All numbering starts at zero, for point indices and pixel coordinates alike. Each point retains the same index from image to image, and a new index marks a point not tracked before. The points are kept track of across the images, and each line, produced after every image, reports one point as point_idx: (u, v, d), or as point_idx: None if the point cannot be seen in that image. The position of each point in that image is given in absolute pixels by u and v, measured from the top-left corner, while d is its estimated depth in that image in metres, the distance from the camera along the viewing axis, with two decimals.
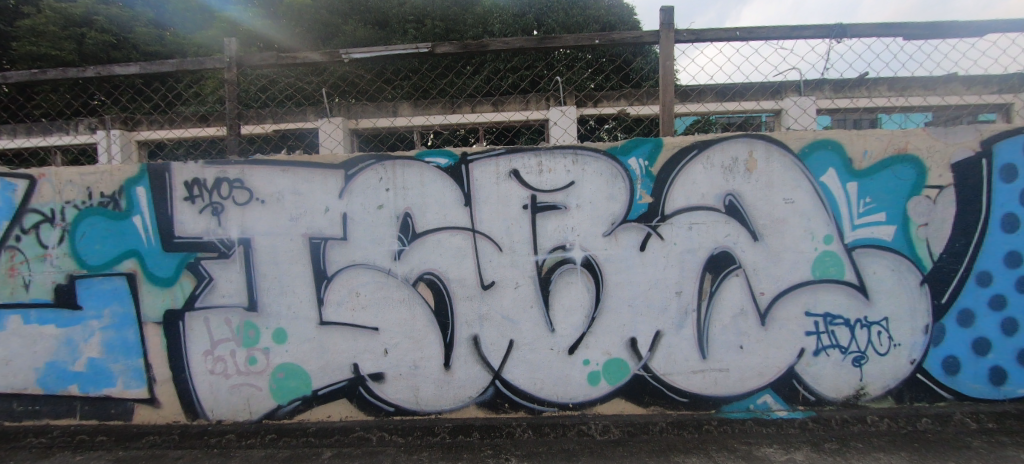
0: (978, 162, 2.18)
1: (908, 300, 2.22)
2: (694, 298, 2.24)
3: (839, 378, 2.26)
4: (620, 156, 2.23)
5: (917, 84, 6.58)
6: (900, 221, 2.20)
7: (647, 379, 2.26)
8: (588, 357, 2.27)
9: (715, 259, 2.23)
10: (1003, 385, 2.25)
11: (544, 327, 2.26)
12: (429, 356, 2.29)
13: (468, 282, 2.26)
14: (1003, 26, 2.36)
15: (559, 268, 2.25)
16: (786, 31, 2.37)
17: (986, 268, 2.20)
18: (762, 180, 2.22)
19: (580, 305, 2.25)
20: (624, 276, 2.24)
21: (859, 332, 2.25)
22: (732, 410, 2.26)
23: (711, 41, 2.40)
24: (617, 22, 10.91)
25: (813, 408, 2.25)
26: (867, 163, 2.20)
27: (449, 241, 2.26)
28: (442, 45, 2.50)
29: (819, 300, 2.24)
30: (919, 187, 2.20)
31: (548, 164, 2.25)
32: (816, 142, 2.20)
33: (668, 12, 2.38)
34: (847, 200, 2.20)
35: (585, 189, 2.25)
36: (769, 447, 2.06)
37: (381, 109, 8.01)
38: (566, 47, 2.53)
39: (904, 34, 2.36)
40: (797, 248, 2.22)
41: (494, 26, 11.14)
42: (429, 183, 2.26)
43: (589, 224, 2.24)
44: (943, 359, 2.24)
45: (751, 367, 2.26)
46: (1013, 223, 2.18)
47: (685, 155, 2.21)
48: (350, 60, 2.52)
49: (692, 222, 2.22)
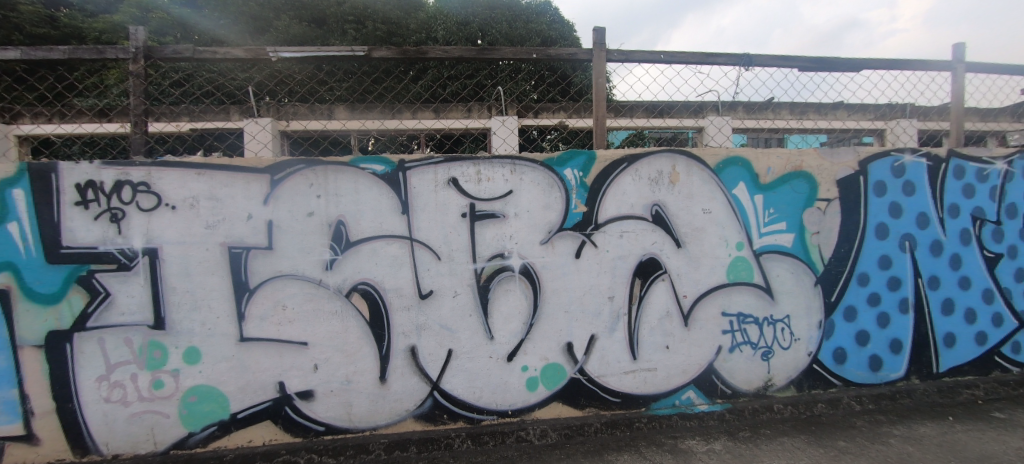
0: (857, 179, 2.53)
1: (805, 299, 2.51)
2: (625, 302, 2.37)
3: (751, 372, 2.49)
4: (557, 167, 2.31)
5: (812, 110, 7.49)
6: (797, 229, 2.49)
7: (583, 382, 2.34)
8: (526, 363, 2.30)
9: (644, 265, 2.37)
10: (880, 371, 2.60)
11: (483, 335, 2.26)
12: (364, 370, 2.19)
13: (405, 291, 2.20)
14: (875, 65, 2.77)
15: (497, 276, 2.27)
16: (704, 57, 2.60)
17: (865, 270, 2.55)
18: (684, 192, 2.41)
19: (518, 312, 2.28)
20: (561, 283, 2.31)
21: (767, 329, 2.50)
22: (660, 407, 2.40)
23: (639, 62, 2.57)
24: (558, 38, 11.30)
25: (729, 400, 2.46)
26: (770, 177, 2.46)
27: (385, 249, 2.20)
28: (379, 50, 2.44)
29: (733, 301, 2.46)
30: (812, 200, 2.50)
31: (486, 173, 2.27)
32: (728, 159, 2.43)
33: (600, 32, 2.52)
34: (755, 211, 2.45)
35: (523, 198, 2.29)
36: (693, 439, 2.21)
37: (315, 112, 7.61)
38: (505, 59, 2.59)
39: (799, 66, 2.69)
40: (714, 254, 2.43)
41: (437, 33, 11.04)
42: (364, 190, 2.18)
43: (527, 232, 2.29)
44: (834, 350, 2.55)
45: (676, 365, 2.42)
46: (884, 231, 2.55)
47: (616, 168, 2.34)
48: (278, 59, 2.38)
49: (622, 230, 2.35)
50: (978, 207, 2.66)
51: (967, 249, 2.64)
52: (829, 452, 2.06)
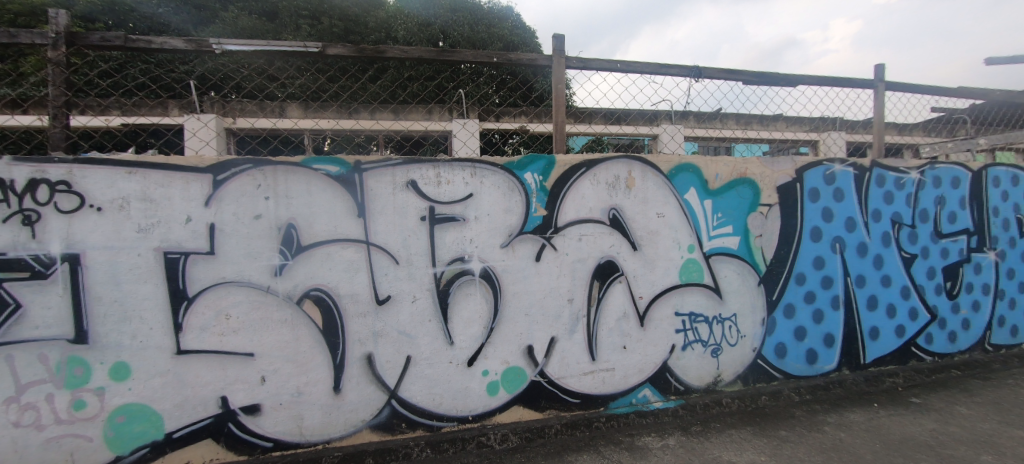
0: (794, 186, 2.73)
1: (750, 298, 2.67)
2: (584, 304, 2.41)
3: (701, 368, 2.61)
4: (517, 171, 2.32)
5: (754, 121, 8.01)
6: (742, 232, 2.64)
7: (543, 384, 2.36)
8: (487, 368, 2.28)
9: (602, 268, 2.43)
10: (816, 364, 2.80)
11: (443, 340, 2.22)
12: (316, 380, 2.09)
13: (362, 297, 2.13)
14: (810, 81, 3.00)
15: (457, 280, 2.24)
16: (657, 68, 2.72)
17: (802, 270, 2.74)
18: (640, 197, 2.49)
19: (479, 316, 2.26)
20: (521, 286, 2.31)
21: (716, 327, 2.63)
22: (617, 406, 2.46)
23: (597, 70, 2.64)
24: (519, 44, 11.40)
25: (682, 396, 2.57)
26: (718, 183, 2.60)
27: (341, 254, 2.11)
28: (334, 47, 2.35)
29: (685, 301, 2.57)
30: (756, 205, 2.66)
31: (446, 176, 2.24)
32: (680, 165, 2.55)
33: (560, 39, 2.57)
34: (704, 215, 2.58)
35: (483, 201, 2.28)
36: (648, 436, 2.28)
37: (264, 109, 7.20)
38: (465, 62, 2.58)
39: (744, 79, 2.87)
40: (668, 256, 2.53)
41: (398, 33, 10.81)
42: (317, 192, 2.09)
43: (488, 236, 2.28)
44: (775, 345, 2.73)
45: (633, 364, 2.49)
46: (818, 234, 2.77)
47: (575, 172, 2.38)
48: (222, 52, 2.22)
49: (581, 234, 2.40)
50: (896, 212, 2.94)
51: (888, 250, 2.91)
52: (772, 442, 2.19)
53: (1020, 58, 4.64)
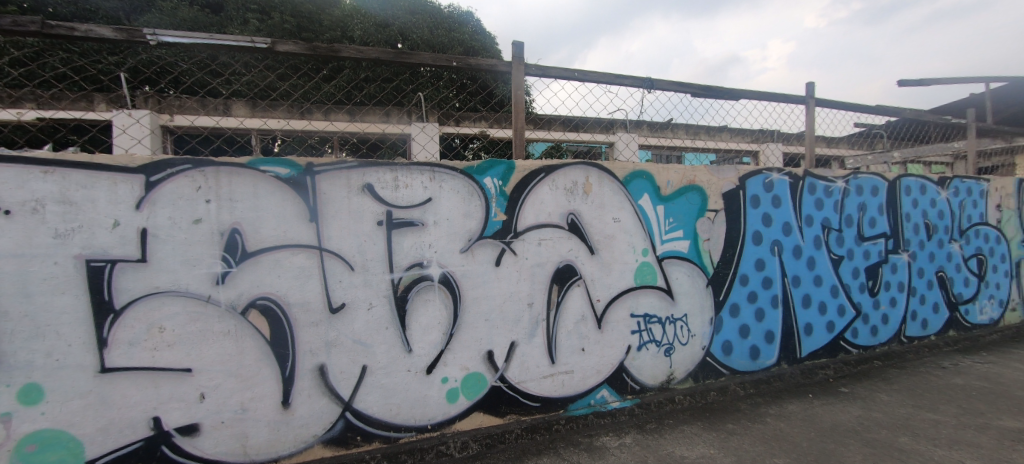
0: (738, 193, 2.91)
1: (699, 299, 2.81)
2: (543, 308, 2.44)
3: (655, 367, 2.71)
4: (477, 175, 2.31)
5: (703, 131, 8.47)
6: (691, 237, 2.79)
7: (503, 389, 2.35)
8: (446, 375, 2.24)
9: (560, 271, 2.47)
10: (758, 359, 2.99)
11: (400, 348, 2.16)
12: (263, 395, 1.97)
13: (314, 306, 2.03)
14: (751, 95, 3.22)
15: (415, 287, 2.19)
16: (612, 78, 2.82)
17: (745, 271, 2.93)
18: (597, 202, 2.56)
19: (438, 322, 2.22)
20: (481, 291, 2.30)
21: (669, 328, 2.74)
22: (577, 407, 2.50)
23: (555, 78, 2.70)
24: (480, 50, 11.41)
25: (638, 395, 2.65)
26: (670, 190, 2.73)
27: (291, 260, 2.01)
28: (284, 44, 2.24)
29: (640, 303, 2.66)
30: (703, 210, 2.82)
31: (404, 180, 2.20)
32: (634, 172, 2.65)
33: (519, 46, 2.61)
34: (657, 220, 2.70)
35: (442, 206, 2.26)
36: (606, 436, 2.33)
37: (206, 106, 6.73)
38: (424, 65, 2.54)
39: (692, 92, 3.03)
40: (623, 260, 2.62)
41: (355, 32, 10.47)
42: (265, 195, 1.98)
43: (447, 240, 2.25)
44: (723, 343, 2.89)
45: (591, 366, 2.54)
46: (759, 238, 2.97)
47: (534, 177, 2.41)
48: (158, 43, 2.06)
49: (540, 238, 2.43)
50: (826, 217, 3.21)
51: (819, 252, 3.17)
52: (721, 435, 2.31)
53: (924, 81, 5.24)
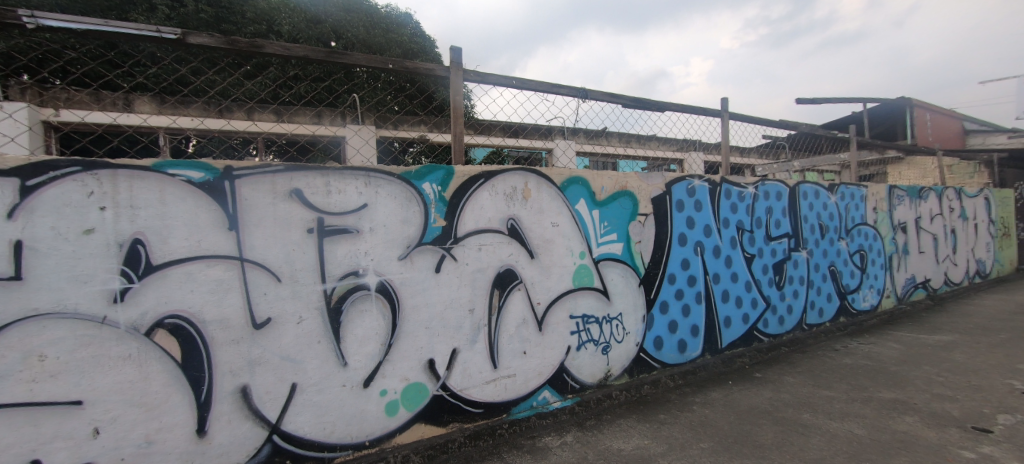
0: (665, 198, 3.13)
1: (632, 298, 2.98)
2: (485, 314, 2.44)
3: (593, 365, 2.83)
4: (415, 180, 2.27)
5: None
6: (624, 239, 2.95)
7: (445, 397, 2.32)
8: (385, 387, 2.16)
9: (501, 276, 2.49)
10: (685, 352, 3.23)
11: (334, 362, 2.05)
12: (172, 425, 1.75)
13: (235, 322, 1.86)
14: (676, 107, 3.49)
15: (350, 297, 2.09)
16: (549, 87, 2.91)
17: (672, 271, 3.16)
18: (536, 207, 2.62)
19: (375, 333, 2.14)
20: (420, 299, 2.25)
21: (605, 327, 2.87)
22: (519, 410, 2.53)
23: (494, 85, 2.73)
24: (418, 53, 11.24)
25: (578, 394, 2.75)
26: (604, 195, 2.87)
27: (206, 273, 1.82)
28: (197, 36, 2.04)
29: (578, 305, 2.76)
30: (635, 215, 2.99)
31: (337, 185, 2.09)
32: (571, 178, 2.75)
33: (457, 52, 2.61)
34: (592, 224, 2.82)
35: (379, 212, 2.18)
36: (548, 436, 2.39)
37: (100, 100, 5.94)
38: (357, 66, 2.45)
39: (623, 103, 3.22)
40: (562, 263, 2.70)
41: (283, 26, 9.71)
42: (174, 201, 1.78)
43: (383, 248, 2.18)
44: (654, 339, 3.09)
45: (532, 369, 2.59)
46: (683, 240, 3.21)
47: (473, 183, 2.42)
48: (36, 26, 1.78)
49: (481, 243, 2.43)
50: (740, 220, 3.55)
51: (735, 252, 3.50)
52: (654, 425, 2.45)
53: (816, 100, 6.01)
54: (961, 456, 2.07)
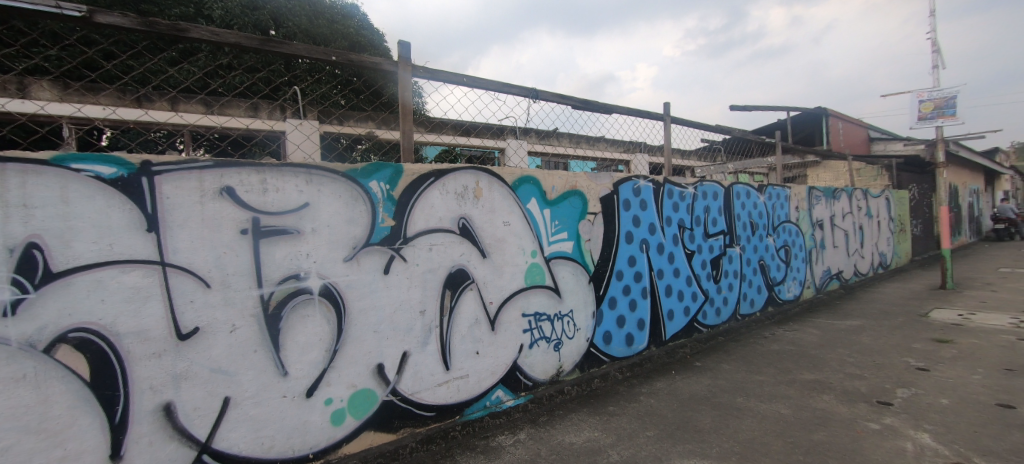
0: (612, 197, 3.25)
1: (582, 295, 3.06)
2: (436, 315, 2.40)
3: (545, 362, 2.87)
4: (361, 179, 2.18)
5: None
6: (574, 238, 3.02)
7: (396, 402, 2.25)
8: (330, 396, 2.06)
9: (453, 276, 2.46)
10: (632, 345, 3.38)
11: (273, 373, 1.91)
12: (79, 452, 1.54)
13: (156, 334, 1.68)
14: (623, 110, 3.63)
15: (289, 302, 1.96)
16: (500, 86, 2.91)
17: (620, 268, 3.28)
18: (487, 206, 2.62)
19: (319, 339, 2.03)
20: (368, 302, 2.17)
21: (557, 324, 2.93)
22: (472, 411, 2.52)
23: (444, 82, 2.69)
24: (366, 46, 10.82)
25: (531, 391, 2.78)
26: (554, 194, 2.93)
27: (121, 280, 1.62)
28: (107, 15, 1.82)
29: (530, 303, 2.79)
30: (584, 214, 3.07)
31: (274, 183, 1.96)
32: (522, 177, 2.77)
33: (405, 47, 2.54)
34: (543, 223, 2.86)
35: (321, 212, 2.07)
36: (502, 435, 2.39)
37: None
38: (296, 56, 2.31)
39: (573, 104, 3.29)
40: (514, 262, 2.72)
41: (213, 11, 8.69)
42: (79, 199, 1.56)
43: (327, 249, 2.07)
44: (603, 334, 3.19)
45: (485, 368, 2.58)
46: (630, 237, 3.35)
47: (423, 182, 2.36)
48: None
49: (431, 243, 2.38)
50: (681, 218, 3.76)
51: (677, 248, 3.70)
52: (604, 417, 2.54)
53: (747, 108, 6.51)
54: (868, 427, 2.34)
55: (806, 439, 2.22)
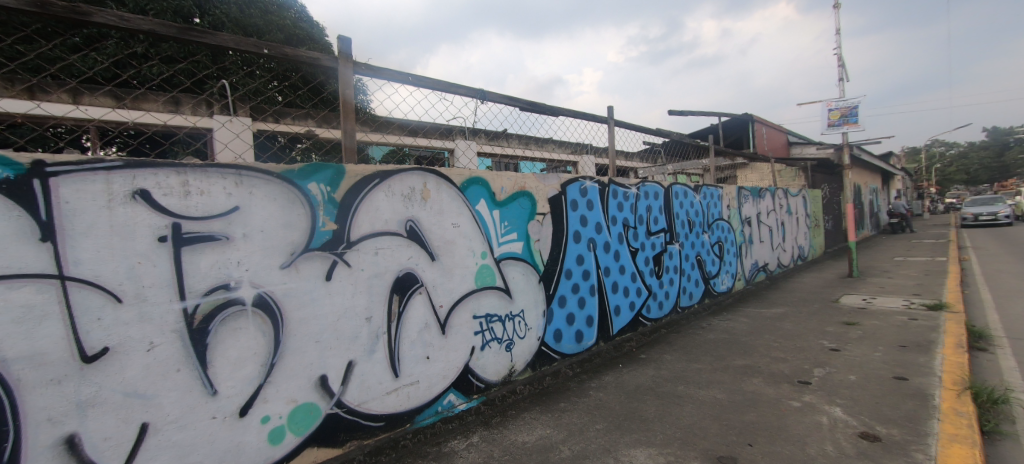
0: (560, 198, 3.33)
1: (533, 294, 3.11)
2: (384, 321, 2.32)
3: (498, 363, 2.88)
4: (298, 180, 2.06)
5: None
6: (524, 238, 3.06)
7: (341, 415, 2.15)
8: (267, 413, 1.92)
9: (400, 280, 2.39)
10: (582, 341, 3.48)
11: (200, 392, 1.74)
12: None
13: (54, 358, 1.46)
14: (570, 113, 3.72)
15: (218, 315, 1.80)
16: (447, 85, 2.87)
17: (568, 266, 3.37)
18: (435, 208, 2.57)
19: (254, 353, 1.88)
20: (309, 311, 2.05)
21: (508, 324, 2.95)
22: (423, 418, 2.47)
23: (388, 80, 2.61)
24: (305, 40, 10.27)
25: (483, 393, 2.78)
26: (503, 195, 2.95)
27: (7, 298, 1.40)
28: None
29: (481, 304, 2.79)
30: (533, 214, 3.12)
31: (198, 185, 1.78)
32: (470, 179, 2.76)
33: (345, 42, 2.44)
34: (493, 225, 2.87)
35: (254, 216, 1.92)
36: (454, 440, 2.37)
37: None
38: (221, 48, 2.12)
39: (521, 106, 3.33)
40: (463, 264, 2.70)
41: None
42: None
43: (261, 256, 1.93)
44: (554, 332, 3.26)
45: (436, 373, 2.54)
46: (578, 237, 3.45)
47: (367, 184, 2.28)
48: None
49: (377, 247, 2.30)
50: (625, 217, 3.93)
51: (622, 246, 3.86)
52: (556, 414, 2.59)
53: (684, 112, 6.93)
54: (791, 405, 2.58)
55: (739, 420, 2.40)
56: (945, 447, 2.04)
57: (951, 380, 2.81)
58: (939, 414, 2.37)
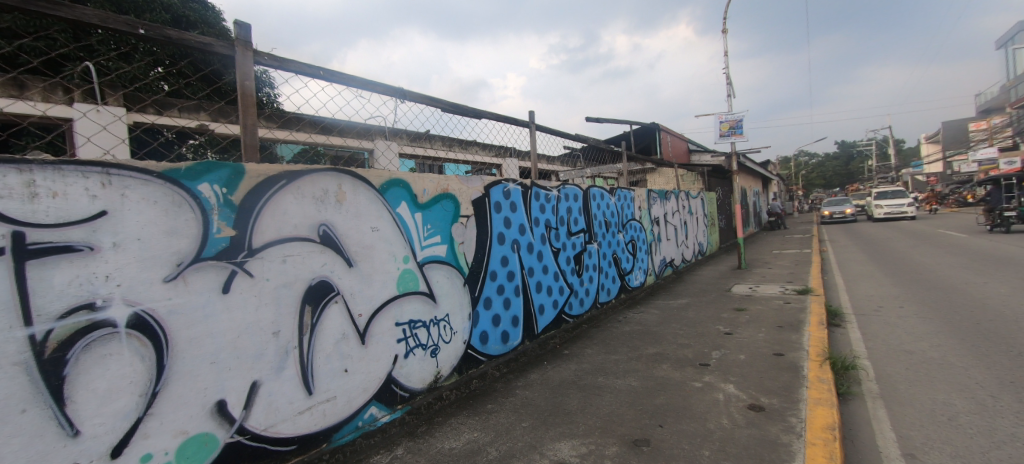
0: (483, 201, 3.36)
1: (458, 298, 3.09)
2: (294, 335, 2.13)
3: (422, 370, 2.81)
4: (185, 181, 1.81)
5: None
6: (447, 241, 3.03)
7: (244, 443, 1.93)
8: (150, 450, 1.66)
9: (313, 290, 2.22)
10: (508, 341, 3.53)
11: (57, 435, 1.45)
12: None
13: None
14: (492, 115, 3.76)
15: (80, 340, 1.51)
16: (362, 82, 2.73)
17: (493, 268, 3.41)
18: (351, 211, 2.44)
19: (130, 381, 1.62)
20: (202, 329, 1.81)
21: (433, 329, 2.89)
22: (341, 435, 2.32)
23: (295, 72, 2.41)
24: (198, 23, 9.12)
25: (408, 402, 2.69)
26: (425, 198, 2.90)
27: None
28: None
29: (404, 311, 2.70)
30: (456, 217, 3.11)
31: (50, 185, 1.48)
32: (390, 180, 2.67)
33: (243, 28, 2.21)
34: (415, 228, 2.80)
35: (128, 222, 1.64)
36: (376, 455, 2.26)
37: None
38: (82, 23, 1.78)
39: (442, 107, 3.28)
40: (384, 269, 2.59)
41: None
42: None
43: (138, 268, 1.66)
44: (480, 334, 3.27)
45: (355, 386, 2.40)
46: (501, 239, 3.50)
47: (271, 185, 2.08)
48: None
49: (285, 255, 2.11)
50: (547, 219, 4.07)
51: (544, 247, 4.00)
52: (483, 416, 2.59)
53: (601, 120, 7.37)
54: (694, 386, 2.88)
55: (651, 404, 2.62)
56: (812, 410, 2.41)
57: (815, 353, 3.34)
58: (807, 382, 2.81)
